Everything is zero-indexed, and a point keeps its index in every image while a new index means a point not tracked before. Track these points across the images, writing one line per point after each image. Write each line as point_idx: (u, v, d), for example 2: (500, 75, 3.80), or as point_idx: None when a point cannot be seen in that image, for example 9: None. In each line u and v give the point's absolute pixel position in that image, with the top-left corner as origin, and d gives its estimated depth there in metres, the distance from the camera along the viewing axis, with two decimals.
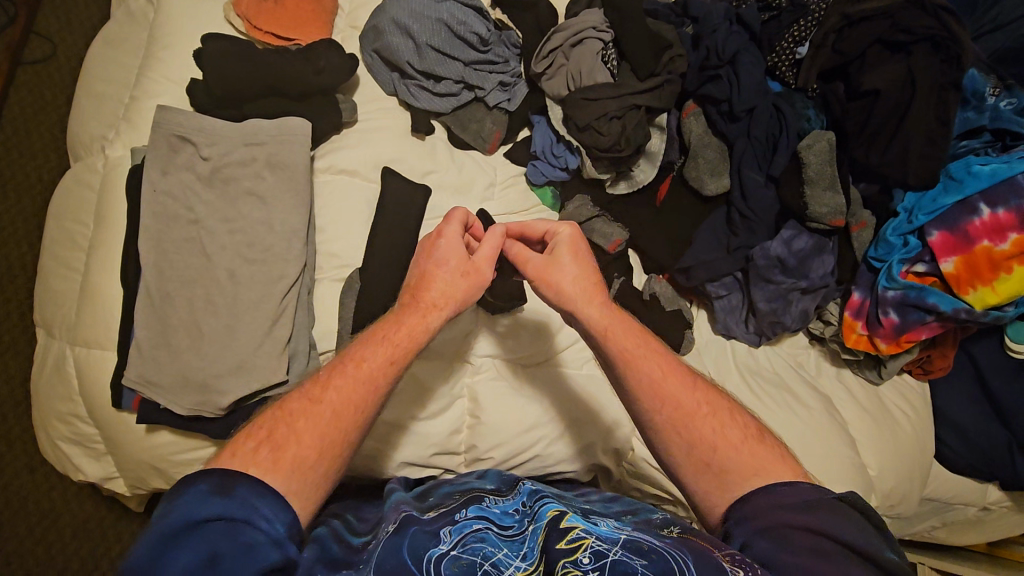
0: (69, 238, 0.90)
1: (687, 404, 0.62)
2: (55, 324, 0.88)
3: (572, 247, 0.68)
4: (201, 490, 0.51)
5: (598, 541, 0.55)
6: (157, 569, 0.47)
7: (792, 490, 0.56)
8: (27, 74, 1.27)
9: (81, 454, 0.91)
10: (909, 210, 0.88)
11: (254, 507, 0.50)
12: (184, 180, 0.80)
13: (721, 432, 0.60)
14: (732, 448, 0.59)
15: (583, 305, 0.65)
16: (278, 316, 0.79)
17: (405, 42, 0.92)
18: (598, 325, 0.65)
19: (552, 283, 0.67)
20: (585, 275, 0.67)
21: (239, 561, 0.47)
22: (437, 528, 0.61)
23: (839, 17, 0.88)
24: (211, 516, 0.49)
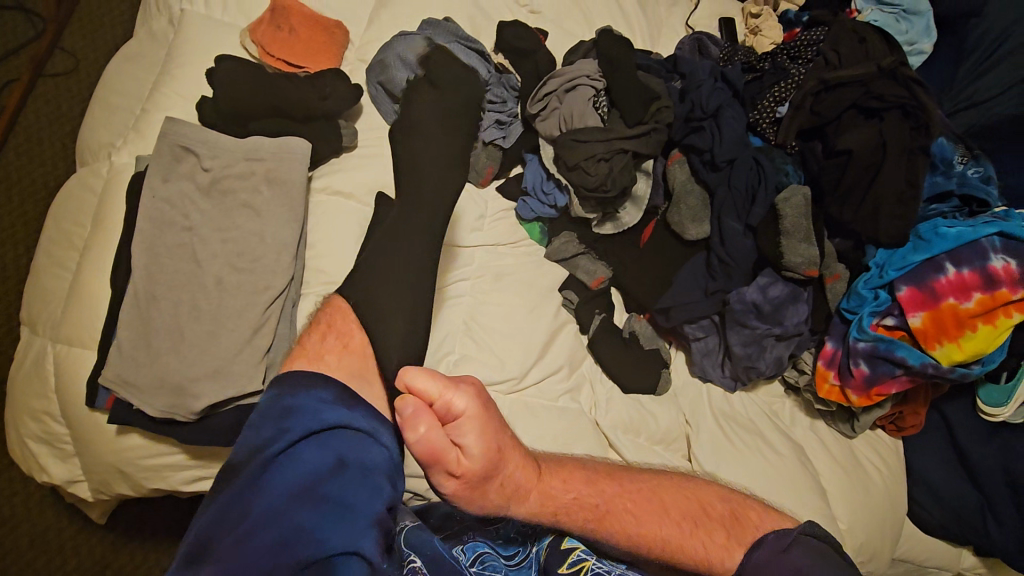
0: (66, 239, 0.93)
1: (664, 533, 0.67)
2: (40, 321, 0.90)
3: (480, 415, 0.60)
4: (325, 399, 0.62)
5: (597, 562, 0.66)
6: (293, 457, 0.57)
7: (769, 542, 0.64)
8: (46, 85, 1.33)
9: (48, 454, 0.90)
10: (881, 265, 0.91)
11: (375, 425, 0.63)
12: (184, 189, 0.83)
13: (698, 536, 0.66)
14: (712, 543, 0.65)
15: (519, 503, 0.64)
16: (260, 326, 0.80)
17: (408, 77, 0.97)
18: (546, 510, 0.66)
19: (482, 487, 0.61)
20: (510, 465, 0.63)
21: (361, 468, 0.58)
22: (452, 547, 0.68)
23: (818, 81, 0.94)
24: (341, 423, 0.61)
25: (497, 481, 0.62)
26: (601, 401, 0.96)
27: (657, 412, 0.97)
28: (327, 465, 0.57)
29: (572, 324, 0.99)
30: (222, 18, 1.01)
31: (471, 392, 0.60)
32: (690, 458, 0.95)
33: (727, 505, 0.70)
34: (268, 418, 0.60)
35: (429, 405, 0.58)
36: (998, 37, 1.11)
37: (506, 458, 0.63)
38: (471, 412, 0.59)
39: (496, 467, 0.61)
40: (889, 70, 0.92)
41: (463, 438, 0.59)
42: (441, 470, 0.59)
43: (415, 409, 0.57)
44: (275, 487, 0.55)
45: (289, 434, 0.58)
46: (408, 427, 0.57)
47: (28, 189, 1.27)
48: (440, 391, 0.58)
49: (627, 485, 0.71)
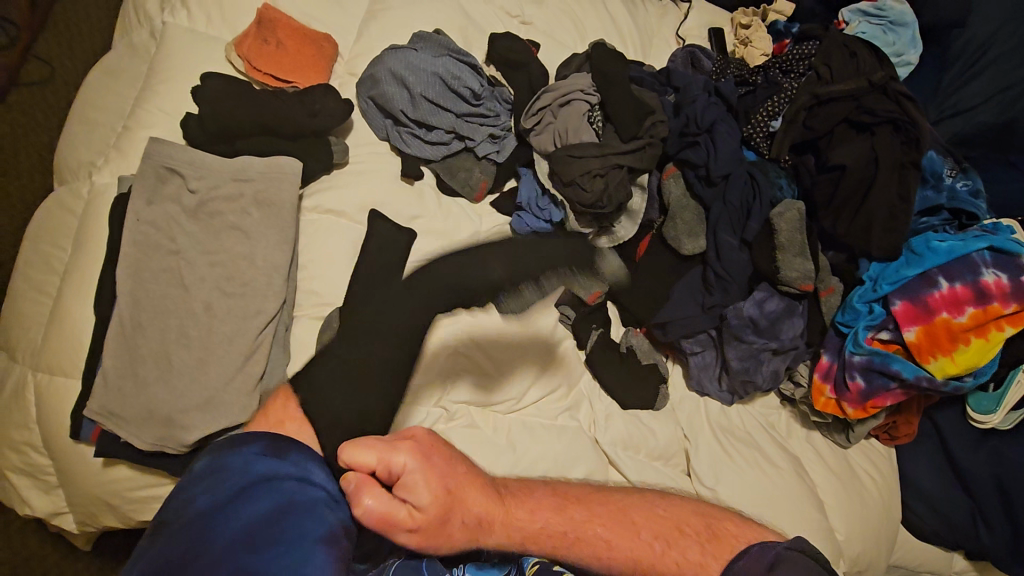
0: (46, 261, 0.89)
1: (635, 550, 0.62)
2: (19, 349, 0.86)
3: (423, 466, 0.56)
4: (251, 450, 0.51)
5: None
6: (220, 516, 0.45)
7: (753, 555, 0.57)
8: (20, 94, 1.29)
9: (30, 485, 0.87)
10: (875, 278, 0.91)
11: (309, 467, 0.51)
12: (169, 211, 0.80)
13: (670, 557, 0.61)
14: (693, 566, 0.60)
15: (486, 537, 0.60)
16: (252, 352, 0.78)
17: (400, 92, 0.96)
18: (519, 540, 0.61)
19: (444, 535, 0.57)
20: (472, 500, 0.59)
21: (306, 512, 0.47)
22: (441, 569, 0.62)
23: (810, 96, 0.94)
24: (272, 471, 0.49)
25: (457, 523, 0.57)
26: (600, 418, 0.95)
27: (655, 427, 0.97)
28: (266, 515, 0.46)
29: (569, 340, 0.99)
30: (206, 30, 0.98)
31: (410, 454, 0.55)
32: (689, 472, 0.95)
33: (703, 521, 0.65)
34: (189, 484, 0.49)
35: (368, 474, 0.54)
36: (981, 46, 1.13)
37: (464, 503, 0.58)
38: (415, 470, 0.55)
39: (453, 512, 0.57)
40: (880, 84, 0.93)
41: (411, 497, 0.54)
42: (401, 535, 0.55)
43: (357, 481, 0.53)
44: (203, 551, 0.43)
45: (218, 492, 0.47)
46: (353, 504, 0.53)
47: (5, 205, 1.23)
48: (378, 457, 0.54)
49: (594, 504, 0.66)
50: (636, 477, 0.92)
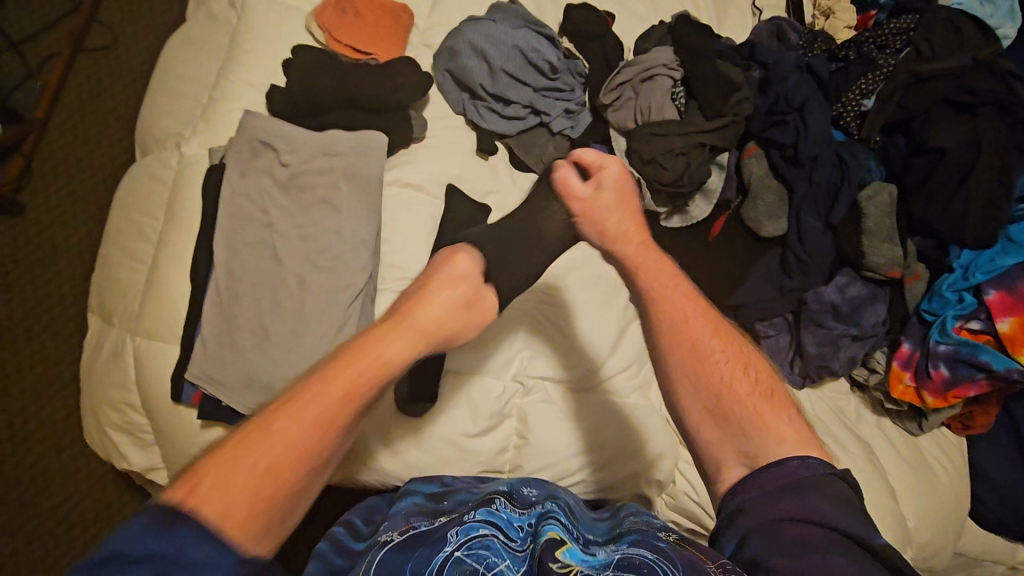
0: (137, 229, 0.92)
1: (704, 347, 0.68)
2: (117, 314, 0.91)
3: (619, 183, 0.83)
4: (140, 523, 0.46)
5: (587, 570, 0.60)
6: None
7: (786, 469, 0.59)
8: (84, 60, 1.44)
9: (127, 442, 0.93)
10: (966, 266, 0.89)
11: (196, 543, 0.46)
12: (262, 183, 0.82)
13: (732, 387, 0.66)
14: (741, 396, 0.65)
15: (621, 245, 0.78)
16: (343, 322, 0.80)
17: (480, 66, 0.95)
18: (639, 264, 0.76)
19: (596, 220, 0.81)
20: (627, 218, 0.80)
21: None
22: (445, 531, 0.68)
23: (908, 74, 0.91)
24: (152, 554, 0.45)
25: (607, 220, 0.80)
26: None
27: None
28: None
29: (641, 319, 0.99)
30: None
31: (618, 172, 0.82)
32: None
33: (771, 379, 0.69)
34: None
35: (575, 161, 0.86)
36: None
37: (624, 238, 0.78)
38: (607, 188, 0.82)
39: (607, 232, 0.80)
40: (985, 62, 0.89)
41: (601, 184, 0.83)
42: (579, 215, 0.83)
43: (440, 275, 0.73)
44: None
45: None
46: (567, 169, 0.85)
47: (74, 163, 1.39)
48: (595, 158, 0.84)
49: (702, 309, 0.72)
50: None
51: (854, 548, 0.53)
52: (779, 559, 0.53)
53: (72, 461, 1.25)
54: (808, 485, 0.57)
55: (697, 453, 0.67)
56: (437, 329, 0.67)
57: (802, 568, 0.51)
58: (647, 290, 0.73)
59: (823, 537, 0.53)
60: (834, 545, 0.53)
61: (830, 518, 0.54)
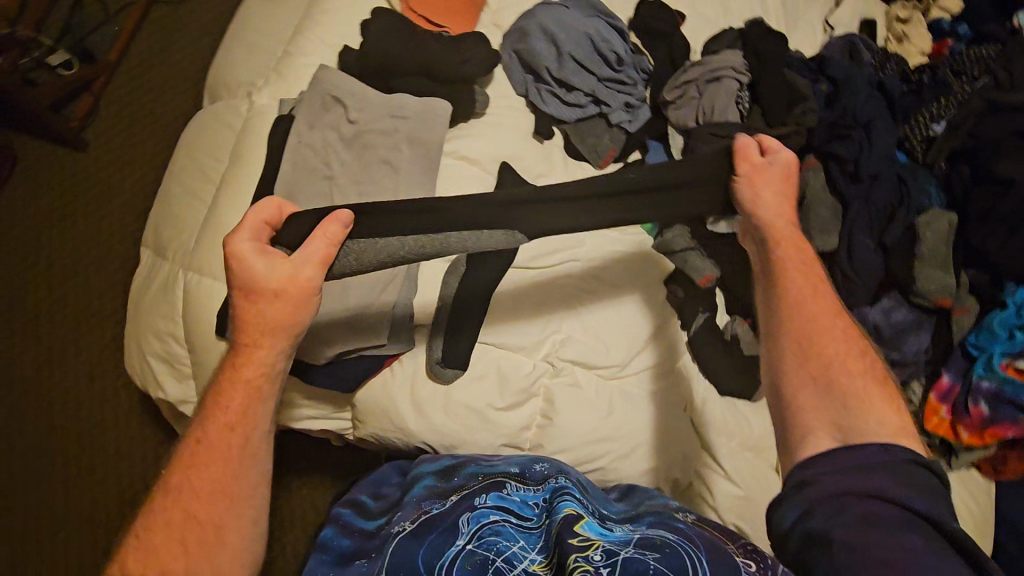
0: (201, 171, 0.96)
1: (822, 327, 0.68)
2: (172, 249, 0.94)
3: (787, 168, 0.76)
4: None
5: (607, 544, 0.67)
6: None
7: (871, 451, 0.58)
8: (161, 12, 1.53)
9: (166, 373, 0.96)
10: (1020, 304, 0.85)
11: None
12: (328, 137, 0.84)
13: (843, 365, 0.65)
14: (849, 375, 0.65)
15: (772, 221, 0.74)
16: (385, 285, 0.87)
17: (549, 49, 0.97)
18: (777, 237, 0.74)
19: (755, 188, 0.75)
20: (785, 203, 0.75)
21: None
22: (458, 517, 0.75)
23: (984, 101, 0.89)
24: None
25: (761, 190, 0.75)
26: (698, 400, 0.95)
27: (753, 420, 0.96)
28: None
29: (674, 319, 0.99)
30: None
31: (794, 155, 0.75)
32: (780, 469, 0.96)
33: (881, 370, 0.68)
34: None
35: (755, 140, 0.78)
36: None
37: (777, 217, 0.75)
38: (778, 167, 0.76)
39: (761, 204, 0.75)
40: None
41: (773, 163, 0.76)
42: (740, 177, 0.77)
43: (241, 251, 0.70)
44: None
45: None
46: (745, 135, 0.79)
47: (140, 106, 1.47)
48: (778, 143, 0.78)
49: (831, 299, 0.71)
50: (729, 465, 0.91)
51: (924, 527, 0.52)
52: (846, 531, 0.52)
53: (110, 389, 1.30)
54: (883, 467, 0.57)
55: (787, 417, 0.66)
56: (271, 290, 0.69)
57: (866, 546, 0.50)
58: (784, 266, 0.72)
59: (890, 513, 0.53)
60: (907, 524, 0.52)
61: (898, 495, 0.54)
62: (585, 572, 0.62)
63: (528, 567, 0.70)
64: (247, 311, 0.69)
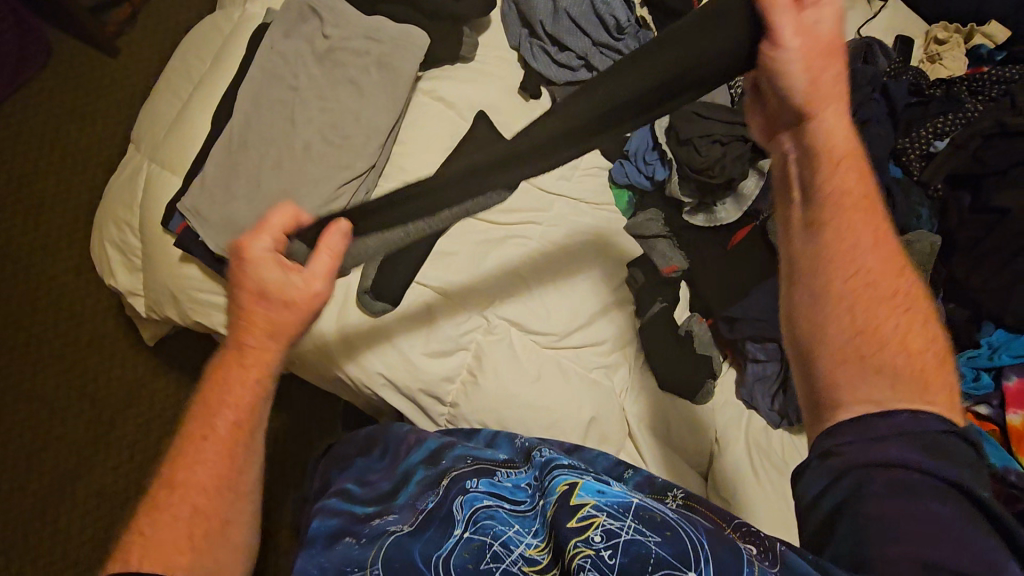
0: (185, 70, 0.96)
1: (859, 264, 0.57)
2: (143, 140, 0.95)
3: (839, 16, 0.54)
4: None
5: (609, 519, 0.56)
6: None
7: (892, 424, 0.52)
8: None
9: (120, 262, 0.98)
10: (995, 346, 0.79)
11: None
12: (300, 49, 0.84)
13: (880, 300, 0.56)
14: (892, 342, 0.55)
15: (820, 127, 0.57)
16: (330, 201, 0.81)
17: (546, 5, 0.95)
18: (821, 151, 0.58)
19: (795, 83, 0.55)
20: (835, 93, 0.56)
21: None
22: (450, 505, 0.67)
23: (993, 122, 0.83)
24: None
25: (806, 82, 0.55)
26: (634, 388, 0.93)
27: (688, 420, 0.92)
28: None
29: (630, 303, 0.96)
30: None
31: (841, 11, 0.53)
32: (707, 476, 0.90)
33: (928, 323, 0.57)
34: None
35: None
36: None
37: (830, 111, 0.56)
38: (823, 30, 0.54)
39: (815, 89, 0.55)
40: None
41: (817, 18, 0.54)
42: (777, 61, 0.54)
43: (252, 263, 0.62)
44: None
45: None
46: None
47: (170, 20, 1.51)
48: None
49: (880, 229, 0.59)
50: (653, 460, 0.89)
51: (953, 495, 0.49)
52: (881, 505, 0.49)
53: (86, 284, 1.33)
54: (910, 433, 0.52)
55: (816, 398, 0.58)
56: (279, 298, 0.62)
57: (894, 521, 0.47)
58: (827, 185, 0.57)
59: (916, 480, 0.50)
60: (932, 491, 0.49)
61: (922, 461, 0.50)
62: (585, 559, 0.52)
63: (525, 552, 0.60)
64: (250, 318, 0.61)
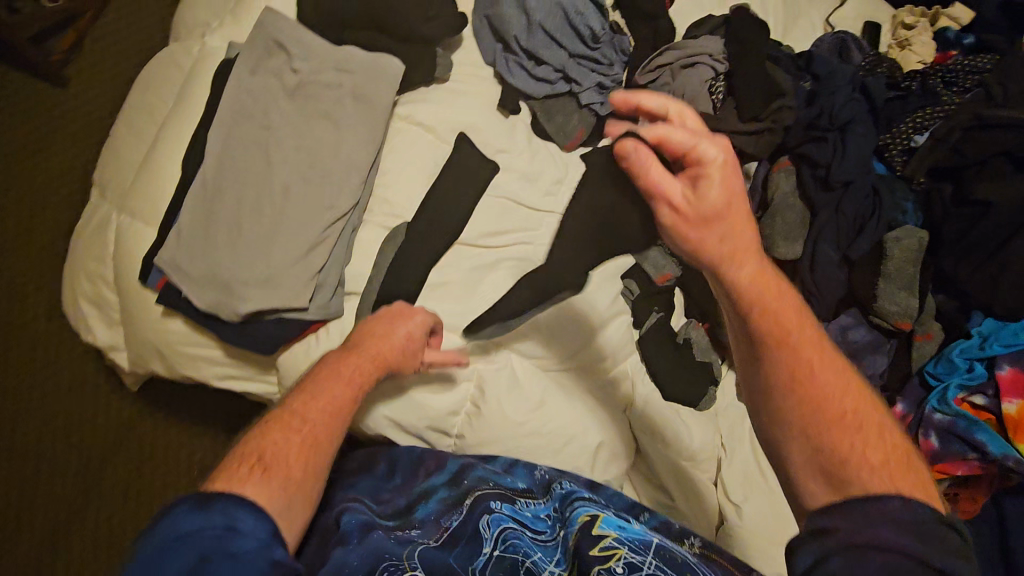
0: (147, 110, 0.91)
1: (818, 387, 0.50)
2: (109, 188, 0.90)
3: (724, 176, 0.52)
4: (186, 504, 0.49)
5: (631, 553, 0.58)
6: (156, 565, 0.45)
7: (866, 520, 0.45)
8: None
9: (97, 316, 0.93)
10: (984, 335, 0.81)
11: (234, 515, 0.49)
12: (269, 85, 0.80)
13: (843, 422, 0.49)
14: (864, 461, 0.48)
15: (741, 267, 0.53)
16: (318, 243, 0.78)
17: (519, 18, 0.92)
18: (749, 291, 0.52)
19: (699, 235, 0.53)
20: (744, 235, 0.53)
21: (226, 566, 0.45)
22: (478, 522, 0.70)
23: (971, 116, 0.83)
24: (194, 526, 0.47)
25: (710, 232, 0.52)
26: (638, 403, 0.90)
27: (695, 430, 0.91)
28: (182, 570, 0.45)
29: (627, 316, 0.94)
30: None
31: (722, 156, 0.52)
32: (717, 482, 0.90)
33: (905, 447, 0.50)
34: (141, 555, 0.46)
35: (656, 143, 0.55)
36: None
37: (736, 257, 0.52)
38: (712, 181, 0.52)
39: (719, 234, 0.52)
40: None
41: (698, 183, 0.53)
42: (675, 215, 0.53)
43: (400, 311, 0.77)
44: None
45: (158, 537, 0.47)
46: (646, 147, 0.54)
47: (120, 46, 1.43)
48: (693, 140, 0.53)
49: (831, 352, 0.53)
50: (664, 471, 0.89)
51: None
52: None
53: (58, 333, 1.27)
54: (898, 520, 0.44)
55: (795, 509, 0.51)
56: (395, 355, 0.73)
57: None
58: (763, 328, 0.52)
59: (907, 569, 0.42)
60: None
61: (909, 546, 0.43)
62: None
63: None
64: (377, 344, 0.72)
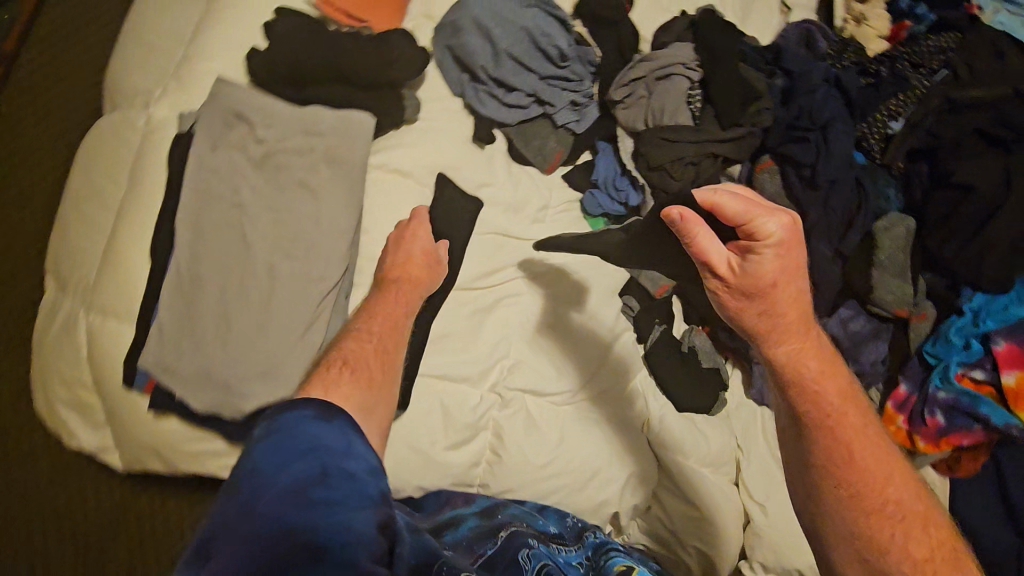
0: (97, 194, 0.84)
1: (859, 471, 0.55)
2: (71, 284, 0.83)
3: (778, 252, 0.55)
4: (304, 413, 0.47)
5: None
6: (270, 477, 0.43)
7: None
8: None
9: (78, 419, 0.87)
10: (976, 311, 0.84)
11: (350, 438, 0.47)
12: (234, 159, 0.75)
13: (880, 508, 0.54)
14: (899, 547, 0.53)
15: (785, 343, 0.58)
16: (314, 318, 0.73)
17: (483, 46, 0.88)
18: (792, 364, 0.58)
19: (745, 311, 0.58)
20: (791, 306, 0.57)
21: (347, 487, 0.43)
22: (517, 554, 0.65)
23: (942, 99, 0.87)
24: (312, 439, 0.45)
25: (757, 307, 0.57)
26: (655, 417, 0.90)
27: (711, 436, 0.92)
28: (303, 482, 0.42)
29: (631, 333, 0.93)
30: None
31: (776, 237, 0.54)
32: (738, 483, 0.92)
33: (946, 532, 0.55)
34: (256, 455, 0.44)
35: (708, 210, 0.55)
36: None
37: (778, 333, 0.57)
38: (763, 260, 0.55)
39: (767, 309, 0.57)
40: None
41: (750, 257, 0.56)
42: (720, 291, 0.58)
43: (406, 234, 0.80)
44: (266, 498, 0.42)
45: (275, 448, 0.44)
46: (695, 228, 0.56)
47: None
48: (750, 217, 0.54)
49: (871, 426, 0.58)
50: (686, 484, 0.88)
51: None
52: None
53: None
54: None
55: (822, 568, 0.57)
56: (418, 271, 0.77)
57: None
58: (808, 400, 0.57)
59: None
60: None
61: None
62: None
63: None
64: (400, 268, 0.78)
